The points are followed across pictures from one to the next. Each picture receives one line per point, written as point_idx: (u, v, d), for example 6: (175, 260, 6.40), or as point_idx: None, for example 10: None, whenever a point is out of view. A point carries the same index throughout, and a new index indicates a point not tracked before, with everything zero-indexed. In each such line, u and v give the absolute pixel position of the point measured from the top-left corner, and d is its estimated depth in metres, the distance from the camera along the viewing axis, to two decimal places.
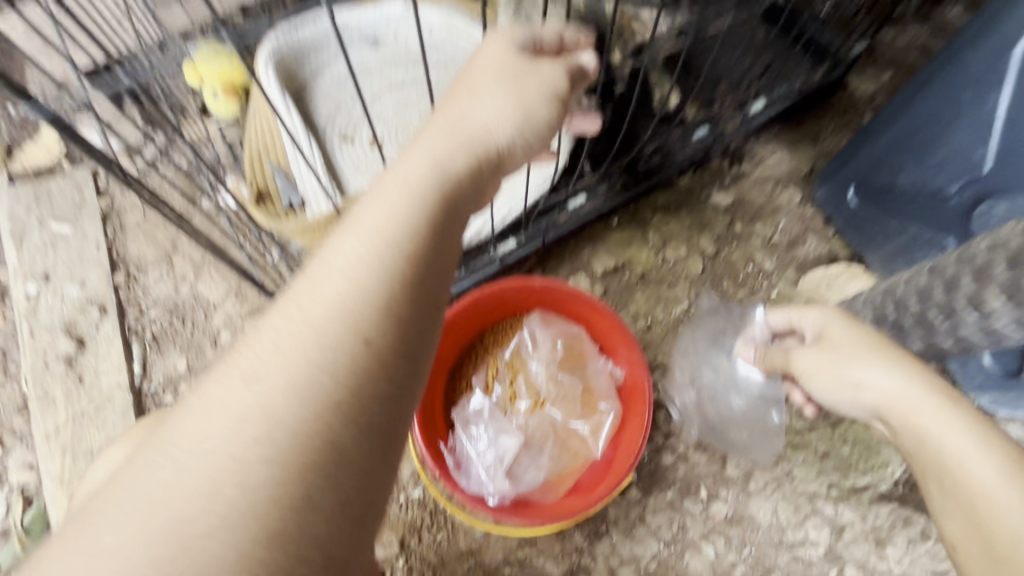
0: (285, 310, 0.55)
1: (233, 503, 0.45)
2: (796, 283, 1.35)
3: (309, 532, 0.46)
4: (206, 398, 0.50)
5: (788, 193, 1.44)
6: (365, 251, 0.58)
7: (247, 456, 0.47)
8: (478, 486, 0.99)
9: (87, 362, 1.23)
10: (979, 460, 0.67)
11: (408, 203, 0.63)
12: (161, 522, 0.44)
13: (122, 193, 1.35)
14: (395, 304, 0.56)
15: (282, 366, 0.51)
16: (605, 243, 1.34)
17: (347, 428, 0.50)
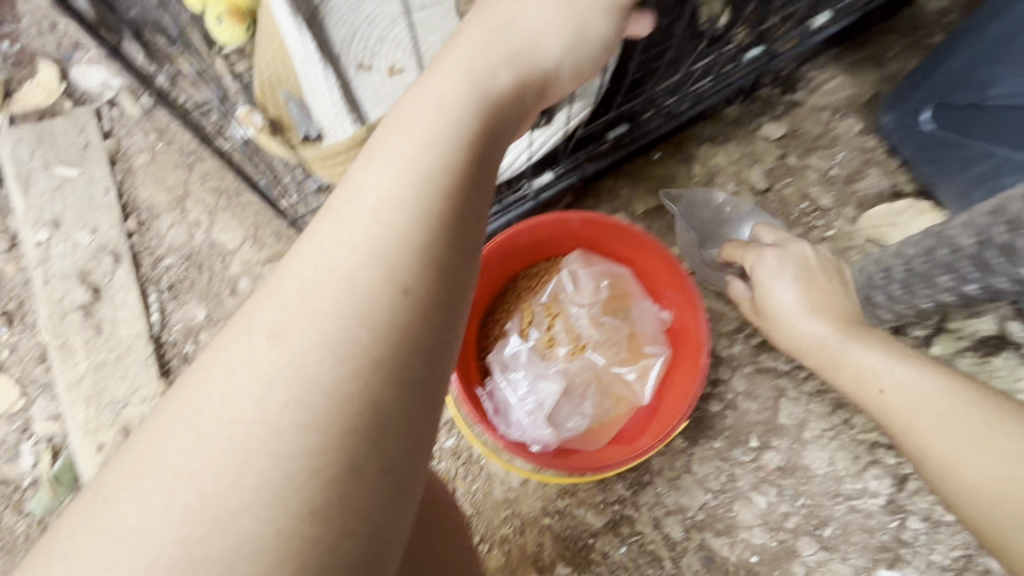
0: (308, 254, 0.46)
1: (265, 476, 0.39)
2: (856, 220, 1.23)
3: (355, 506, 0.40)
4: (223, 357, 0.43)
5: (848, 122, 1.29)
6: (399, 182, 0.48)
7: (277, 422, 0.40)
8: (519, 433, 0.93)
9: (104, 311, 1.18)
10: (916, 402, 0.77)
11: (446, 125, 0.52)
12: (187, 497, 0.39)
13: (129, 134, 1.27)
14: (439, 241, 0.47)
15: (309, 319, 0.43)
16: (646, 180, 1.26)
17: (391, 387, 0.42)
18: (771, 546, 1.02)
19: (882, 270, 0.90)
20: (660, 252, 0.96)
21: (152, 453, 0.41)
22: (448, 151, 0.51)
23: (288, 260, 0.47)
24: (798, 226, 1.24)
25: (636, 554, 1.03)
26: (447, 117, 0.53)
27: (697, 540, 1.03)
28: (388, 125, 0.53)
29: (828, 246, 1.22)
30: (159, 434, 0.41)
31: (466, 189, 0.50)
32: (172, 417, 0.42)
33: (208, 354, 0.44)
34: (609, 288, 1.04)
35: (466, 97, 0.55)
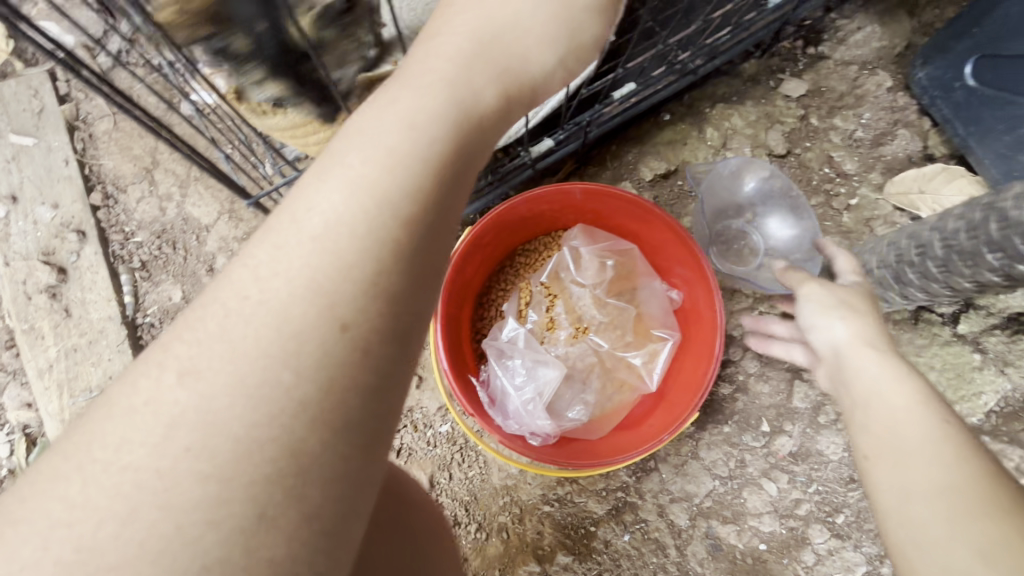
0: (231, 280, 0.41)
1: (156, 529, 0.36)
2: (882, 187, 1.12)
3: (262, 559, 0.37)
4: (129, 394, 0.39)
5: (877, 77, 1.17)
6: (334, 198, 0.43)
7: (176, 470, 0.37)
8: (518, 425, 0.87)
9: (73, 293, 1.11)
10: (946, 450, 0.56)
11: (399, 129, 0.46)
12: (63, 553, 0.35)
13: (87, 99, 1.16)
14: (376, 268, 0.42)
15: (228, 356, 0.39)
16: (654, 143, 1.16)
17: (312, 433, 0.39)
18: (781, 534, 0.97)
19: (917, 247, 0.81)
20: (671, 226, 0.87)
21: (35, 497, 0.37)
22: (398, 164, 0.44)
23: (213, 282, 0.43)
24: (818, 195, 1.14)
25: (639, 542, 0.99)
26: (405, 121, 0.46)
27: (704, 528, 0.99)
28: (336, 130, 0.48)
29: (849, 216, 1.12)
30: (49, 472, 0.38)
31: (419, 208, 0.44)
32: (64, 455, 0.38)
33: (117, 386, 0.40)
34: (614, 266, 0.96)
35: (433, 101, 0.48)
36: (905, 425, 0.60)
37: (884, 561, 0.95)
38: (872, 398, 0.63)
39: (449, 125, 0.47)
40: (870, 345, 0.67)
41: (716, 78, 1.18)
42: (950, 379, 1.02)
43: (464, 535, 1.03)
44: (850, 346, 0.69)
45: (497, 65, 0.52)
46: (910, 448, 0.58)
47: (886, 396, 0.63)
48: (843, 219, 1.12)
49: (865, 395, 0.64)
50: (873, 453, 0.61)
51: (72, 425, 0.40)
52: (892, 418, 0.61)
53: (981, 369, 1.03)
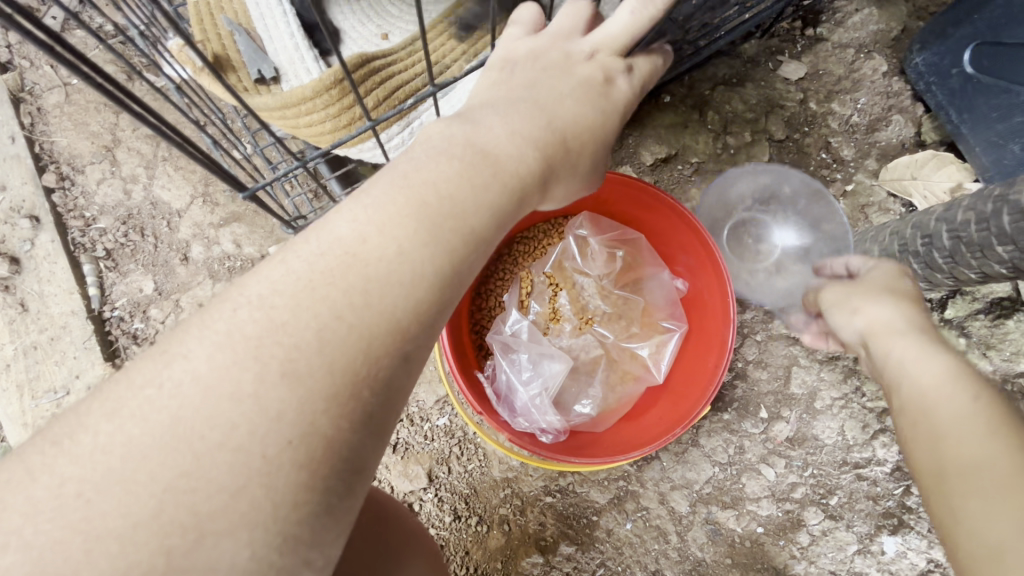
0: (318, 295, 0.42)
1: (254, 506, 0.39)
2: (877, 173, 1.12)
3: (322, 538, 0.41)
4: (228, 382, 0.39)
5: (873, 61, 1.16)
6: (415, 244, 0.45)
7: (280, 458, 0.39)
8: (527, 422, 0.84)
9: (29, 285, 1.01)
10: (994, 458, 0.50)
11: (467, 198, 0.49)
12: (173, 512, 0.37)
13: (34, 68, 1.06)
14: (431, 306, 0.46)
15: (326, 370, 0.41)
16: (655, 127, 1.13)
17: (372, 439, 0.43)
18: (777, 517, 1.00)
19: (923, 236, 0.81)
20: (702, 235, 0.82)
21: (127, 452, 0.38)
22: (469, 238, 0.48)
23: (285, 281, 0.43)
24: (816, 180, 1.13)
25: (642, 529, 1.00)
26: (473, 194, 0.49)
27: (704, 513, 1.00)
28: (411, 174, 0.48)
29: (845, 202, 1.13)
30: (123, 429, 0.38)
31: (471, 266, 0.49)
32: (164, 415, 0.39)
33: (204, 365, 0.40)
34: (621, 257, 0.94)
35: (491, 185, 0.50)
36: (990, 447, 0.51)
37: (873, 539, 0.98)
38: (943, 414, 0.55)
39: (501, 209, 0.51)
40: (910, 336, 0.65)
41: (716, 59, 1.16)
42: None
43: (465, 529, 1.01)
44: (914, 353, 0.63)
45: (545, 159, 0.54)
46: (997, 463, 0.49)
47: (962, 410, 0.54)
48: (838, 205, 1.13)
49: (930, 407, 0.57)
50: (949, 474, 0.52)
51: (148, 395, 0.39)
52: (967, 434, 0.52)
53: (965, 353, 1.04)
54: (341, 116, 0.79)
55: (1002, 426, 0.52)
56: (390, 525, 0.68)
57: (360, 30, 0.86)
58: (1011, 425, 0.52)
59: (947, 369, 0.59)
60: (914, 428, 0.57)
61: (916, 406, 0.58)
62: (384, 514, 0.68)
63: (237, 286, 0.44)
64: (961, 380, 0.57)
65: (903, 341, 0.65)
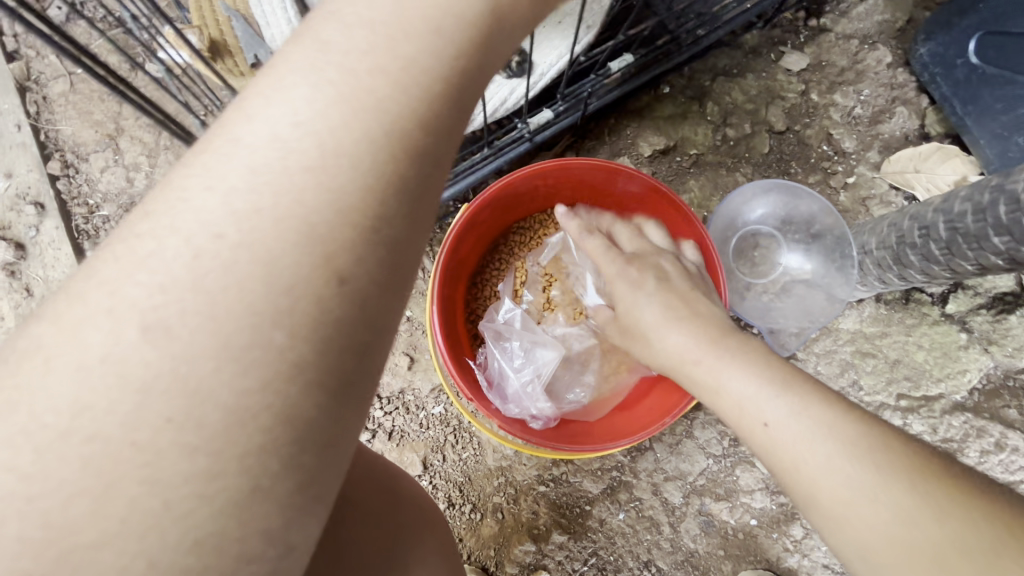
0: (191, 206, 0.32)
1: (139, 506, 0.29)
2: (879, 166, 1.11)
3: (256, 530, 0.32)
4: (73, 349, 0.30)
5: (877, 52, 1.15)
6: (315, 109, 0.34)
7: (158, 444, 0.29)
8: (518, 409, 0.85)
9: (34, 270, 1.02)
10: (818, 455, 0.52)
11: (390, 22, 0.37)
12: (20, 528, 0.28)
13: (39, 57, 1.08)
14: (370, 213, 0.34)
15: (206, 315, 0.31)
16: (654, 118, 1.13)
17: (307, 393, 0.32)
18: (771, 510, 0.99)
19: (921, 228, 0.81)
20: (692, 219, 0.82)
21: None
22: (403, 64, 0.37)
23: (177, 214, 0.32)
24: (818, 172, 1.12)
25: (634, 520, 1.00)
26: (396, 16, 0.37)
27: (697, 505, 1.00)
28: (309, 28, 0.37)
29: (846, 195, 1.11)
30: None
31: (424, 123, 0.37)
32: None
33: (50, 331, 0.31)
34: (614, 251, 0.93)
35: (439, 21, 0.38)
36: (812, 447, 0.53)
37: None
38: (818, 468, 0.52)
39: (446, 37, 0.38)
40: (699, 355, 0.66)
41: (718, 49, 1.15)
42: (936, 358, 1.02)
43: (459, 516, 1.02)
44: (716, 372, 0.63)
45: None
46: (823, 460, 0.52)
47: (774, 425, 0.57)
48: (839, 197, 1.11)
49: (804, 451, 0.53)
50: (788, 480, 0.55)
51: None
52: (854, 483, 0.50)
53: (966, 348, 1.02)
54: None
55: (877, 445, 0.51)
56: (418, 514, 0.67)
57: None
58: (817, 418, 0.54)
59: (779, 400, 0.57)
60: (790, 477, 0.54)
61: (774, 447, 0.56)
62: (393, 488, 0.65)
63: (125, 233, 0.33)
64: (813, 400, 0.56)
65: (702, 362, 0.65)
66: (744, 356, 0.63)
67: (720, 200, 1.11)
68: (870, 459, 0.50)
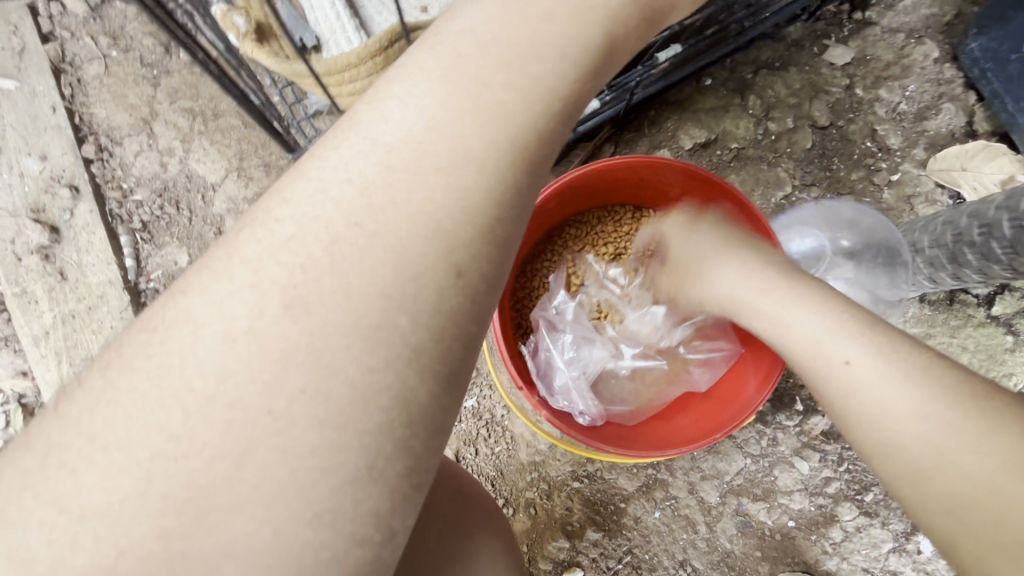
0: (329, 197, 0.34)
1: (271, 472, 0.31)
2: (925, 163, 1.08)
3: (367, 511, 0.33)
4: (222, 319, 0.32)
5: (924, 46, 1.12)
6: (450, 114, 0.35)
7: (291, 412, 0.31)
8: (566, 402, 0.84)
9: (68, 255, 1.01)
10: (896, 394, 0.52)
11: (521, 39, 0.38)
12: (168, 486, 0.30)
13: (74, 39, 1.07)
14: (486, 214, 0.35)
15: (342, 294, 0.32)
16: (695, 111, 1.11)
17: (422, 377, 0.33)
18: (810, 512, 0.97)
19: (982, 224, 0.84)
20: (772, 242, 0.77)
21: None
22: (526, 65, 0.38)
23: (307, 198, 0.34)
24: (861, 168, 1.09)
25: (670, 518, 0.99)
26: (528, 33, 0.38)
27: (734, 505, 0.98)
28: (438, 34, 0.38)
29: (890, 192, 1.08)
30: None
31: (539, 126, 0.38)
32: None
33: (198, 302, 0.33)
34: None
35: (558, 22, 0.39)
36: (891, 387, 0.53)
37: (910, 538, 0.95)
38: (903, 411, 0.52)
39: (571, 62, 0.39)
40: (765, 279, 0.68)
41: (761, 41, 1.13)
42: (982, 361, 1.00)
43: None
44: (785, 308, 0.64)
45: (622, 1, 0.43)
46: (903, 401, 0.52)
47: (850, 364, 0.56)
48: (883, 195, 1.08)
49: (882, 393, 0.53)
50: (859, 421, 0.55)
51: (142, 338, 0.33)
52: (933, 425, 0.49)
53: (1013, 351, 1.00)
54: None
55: (966, 395, 0.50)
56: (485, 511, 0.66)
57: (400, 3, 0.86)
58: (899, 360, 0.54)
59: (857, 343, 0.57)
60: (863, 418, 0.54)
61: (848, 387, 0.56)
62: (465, 485, 0.66)
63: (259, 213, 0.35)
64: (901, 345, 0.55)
65: (771, 294, 0.67)
66: (816, 295, 0.63)
67: (760, 195, 1.09)
68: (953, 403, 0.50)
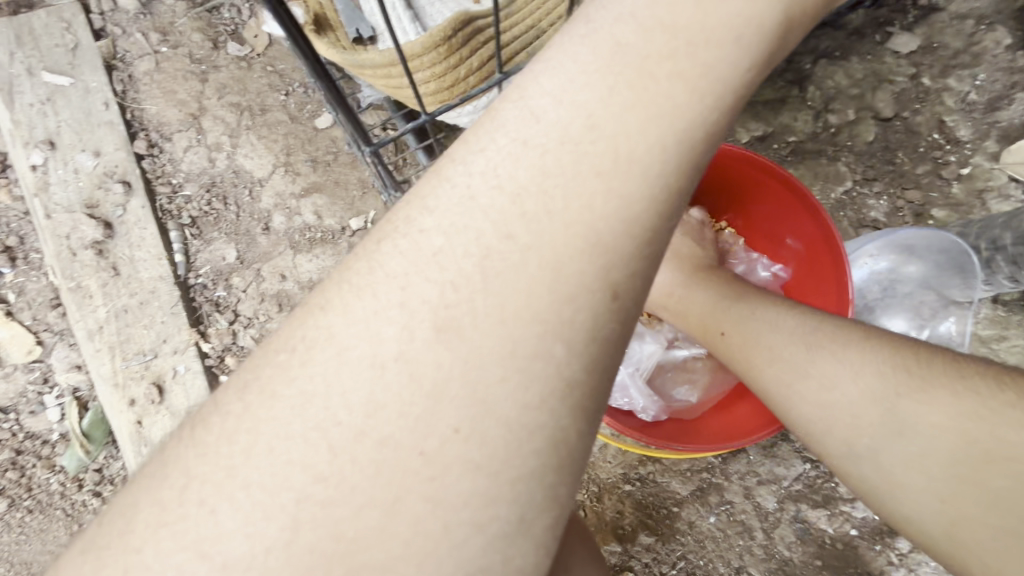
0: (476, 204, 0.28)
1: (421, 526, 0.26)
2: (998, 156, 1.02)
3: (516, 568, 0.28)
4: (368, 341, 0.27)
5: (997, 33, 1.06)
6: (614, 110, 0.29)
7: (445, 455, 0.26)
8: (624, 398, 0.82)
9: (120, 250, 1.02)
10: (776, 343, 0.64)
11: (691, 23, 0.30)
12: (316, 536, 0.26)
13: (125, 35, 1.08)
14: (650, 226, 0.29)
15: (496, 317, 0.27)
16: (749, 104, 1.08)
17: (578, 421, 0.28)
18: (874, 520, 0.93)
19: None
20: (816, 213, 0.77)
21: None
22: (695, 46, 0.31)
23: (448, 204, 0.29)
24: (928, 161, 1.04)
25: (725, 524, 0.96)
26: (703, 13, 0.31)
27: (792, 512, 0.95)
28: (591, 17, 0.31)
29: (960, 187, 1.03)
30: None
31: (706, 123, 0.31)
32: None
33: (340, 321, 0.28)
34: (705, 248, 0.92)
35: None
36: (775, 337, 0.64)
37: None
38: (783, 353, 0.63)
39: (744, 50, 0.32)
40: (697, 285, 0.75)
41: (819, 31, 1.09)
42: None
43: None
44: (705, 299, 0.73)
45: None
46: (784, 347, 0.63)
47: (741, 325, 0.68)
48: (952, 189, 1.03)
49: (768, 345, 0.64)
50: (750, 371, 0.66)
51: (280, 360, 0.28)
52: (806, 364, 0.61)
53: None
54: (445, 76, 0.76)
55: (832, 333, 0.61)
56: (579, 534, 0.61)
57: None
58: (780, 315, 0.66)
59: (751, 308, 0.68)
60: (755, 367, 0.65)
61: (741, 344, 0.67)
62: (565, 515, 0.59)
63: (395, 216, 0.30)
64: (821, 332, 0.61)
65: (699, 292, 0.74)
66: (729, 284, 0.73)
67: (819, 191, 1.05)
68: (818, 341, 0.61)
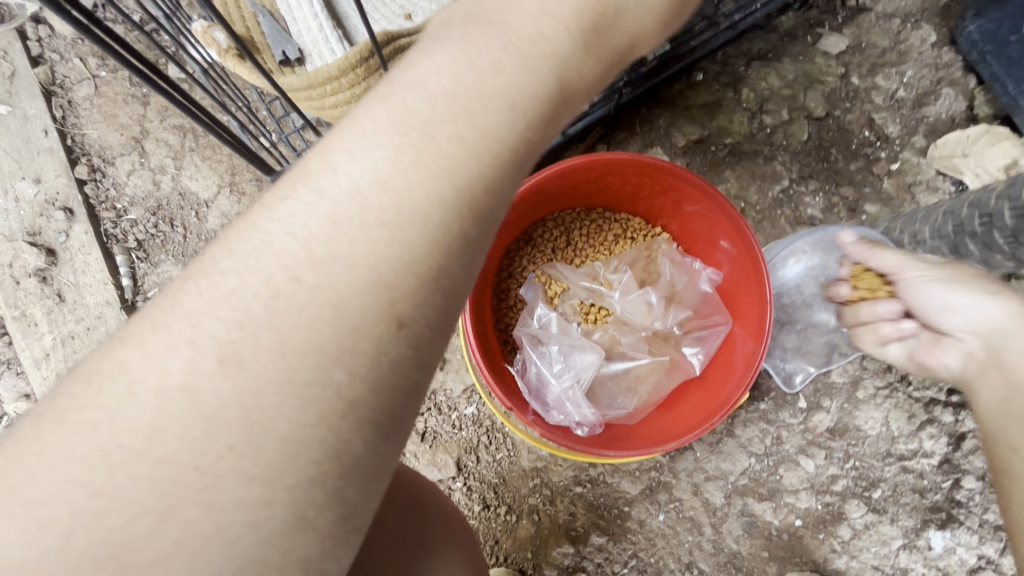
0: (273, 250, 0.34)
1: (193, 528, 0.31)
2: (925, 151, 1.06)
3: (296, 559, 0.34)
4: (155, 374, 0.32)
5: (922, 31, 1.09)
6: (396, 168, 0.36)
7: (218, 469, 0.32)
8: (562, 415, 0.83)
9: (65, 277, 1.02)
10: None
11: (469, 91, 0.39)
12: (90, 543, 0.31)
13: (63, 61, 1.07)
14: (430, 264, 0.36)
15: (276, 350, 0.33)
16: (687, 107, 1.10)
17: (359, 432, 0.35)
18: (817, 509, 0.96)
19: (982, 215, 0.82)
20: (739, 223, 0.79)
21: None
22: (467, 112, 0.39)
23: (243, 245, 0.35)
24: (860, 158, 1.07)
25: (675, 521, 0.98)
26: (478, 83, 0.39)
27: (739, 505, 0.97)
28: (388, 92, 0.39)
29: (890, 182, 1.06)
30: None
31: (484, 178, 0.39)
32: None
33: (136, 354, 0.33)
34: (633, 255, 0.95)
35: (507, 63, 0.40)
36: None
37: (920, 534, 0.94)
38: None
39: (518, 114, 0.40)
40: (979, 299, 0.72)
41: (753, 33, 1.11)
42: None
43: (494, 519, 1.00)
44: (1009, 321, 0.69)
45: (580, 43, 0.44)
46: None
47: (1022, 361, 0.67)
48: (883, 184, 1.06)
49: None
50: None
51: (76, 390, 0.33)
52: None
53: None
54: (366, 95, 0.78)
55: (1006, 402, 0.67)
56: (440, 515, 0.67)
57: (384, 11, 0.86)
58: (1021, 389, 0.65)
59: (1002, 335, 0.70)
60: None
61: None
62: (424, 496, 0.66)
63: (204, 260, 0.36)
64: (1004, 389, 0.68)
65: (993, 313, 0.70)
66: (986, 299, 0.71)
67: (757, 190, 1.07)
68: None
